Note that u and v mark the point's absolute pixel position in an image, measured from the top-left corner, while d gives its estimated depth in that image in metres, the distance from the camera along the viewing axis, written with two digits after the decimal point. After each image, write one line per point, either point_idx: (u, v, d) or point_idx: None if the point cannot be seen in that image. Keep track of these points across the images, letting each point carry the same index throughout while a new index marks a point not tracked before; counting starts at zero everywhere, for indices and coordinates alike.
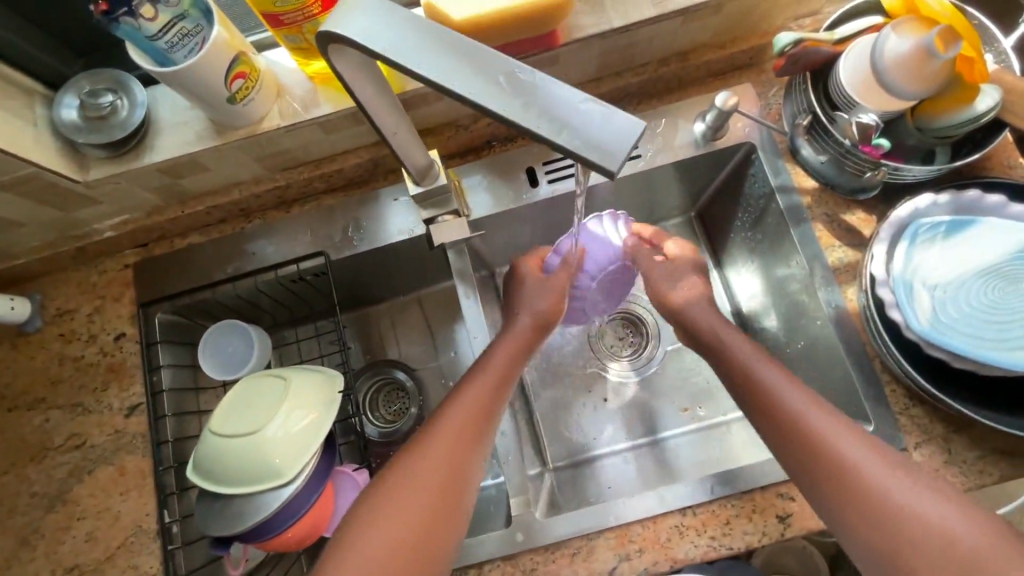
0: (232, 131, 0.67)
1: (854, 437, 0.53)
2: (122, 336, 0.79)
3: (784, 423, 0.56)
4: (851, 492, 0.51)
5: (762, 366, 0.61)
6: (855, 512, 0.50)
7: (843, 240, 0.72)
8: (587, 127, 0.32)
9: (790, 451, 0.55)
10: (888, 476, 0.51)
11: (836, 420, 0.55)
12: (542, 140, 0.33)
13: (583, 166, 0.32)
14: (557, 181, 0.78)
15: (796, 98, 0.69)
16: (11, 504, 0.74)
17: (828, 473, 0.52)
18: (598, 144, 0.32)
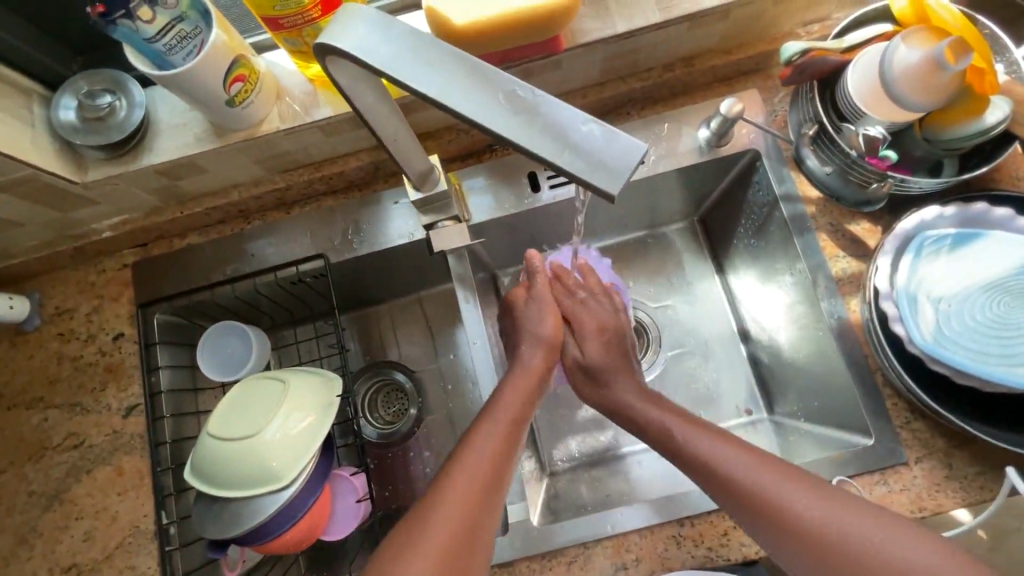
0: (232, 133, 0.67)
1: (797, 486, 0.52)
2: (120, 337, 0.78)
3: (734, 485, 0.55)
4: (812, 549, 0.49)
5: (693, 433, 0.61)
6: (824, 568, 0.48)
7: (848, 250, 0.71)
8: (590, 147, 0.31)
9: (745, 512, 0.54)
10: (845, 528, 0.48)
11: (780, 474, 0.53)
12: (543, 161, 0.32)
13: (585, 188, 0.32)
14: (559, 186, 0.77)
15: (802, 106, 0.68)
16: (9, 503, 0.74)
17: (790, 534, 0.50)
18: (601, 167, 0.31)
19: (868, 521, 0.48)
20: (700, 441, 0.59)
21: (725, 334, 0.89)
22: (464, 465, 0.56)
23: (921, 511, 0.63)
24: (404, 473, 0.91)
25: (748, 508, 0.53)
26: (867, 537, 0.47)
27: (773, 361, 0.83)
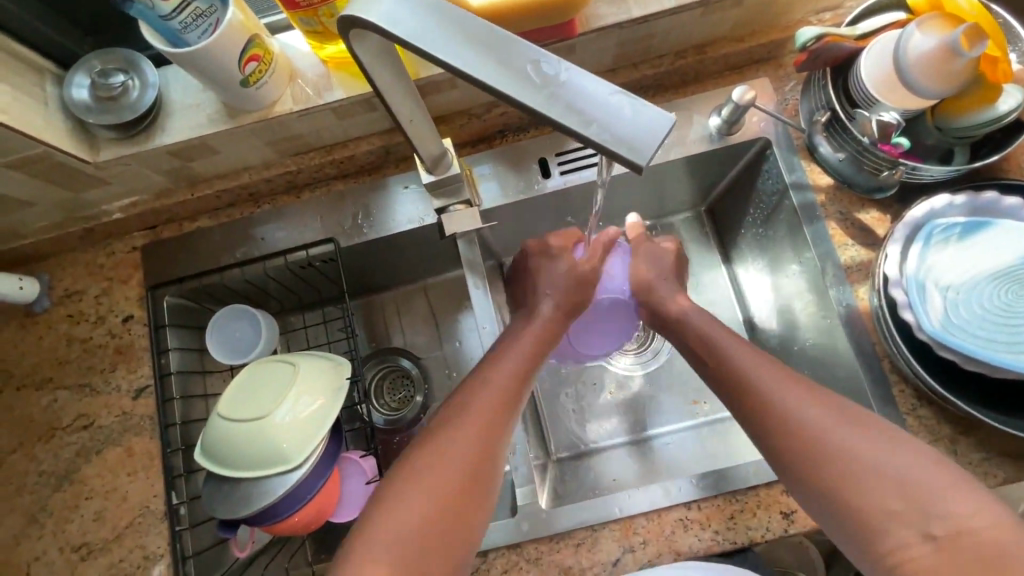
0: (244, 114, 0.67)
1: (839, 420, 0.53)
2: (130, 319, 0.79)
3: (745, 392, 0.58)
4: (804, 451, 0.52)
5: (742, 361, 0.60)
6: (813, 470, 0.52)
7: (857, 239, 0.71)
8: (617, 120, 0.32)
9: (749, 416, 0.57)
10: (840, 432, 0.52)
11: (797, 391, 0.56)
12: (569, 133, 0.33)
13: (610, 161, 0.32)
14: (570, 172, 0.77)
15: (813, 93, 0.69)
16: (19, 482, 0.75)
17: (785, 439, 0.54)
18: (629, 140, 0.31)
19: (863, 427, 0.52)
20: (729, 355, 0.62)
21: (731, 323, 0.89)
22: (452, 426, 0.57)
23: None
24: None
25: (752, 414, 0.57)
26: (859, 445, 0.50)
27: (779, 350, 0.83)
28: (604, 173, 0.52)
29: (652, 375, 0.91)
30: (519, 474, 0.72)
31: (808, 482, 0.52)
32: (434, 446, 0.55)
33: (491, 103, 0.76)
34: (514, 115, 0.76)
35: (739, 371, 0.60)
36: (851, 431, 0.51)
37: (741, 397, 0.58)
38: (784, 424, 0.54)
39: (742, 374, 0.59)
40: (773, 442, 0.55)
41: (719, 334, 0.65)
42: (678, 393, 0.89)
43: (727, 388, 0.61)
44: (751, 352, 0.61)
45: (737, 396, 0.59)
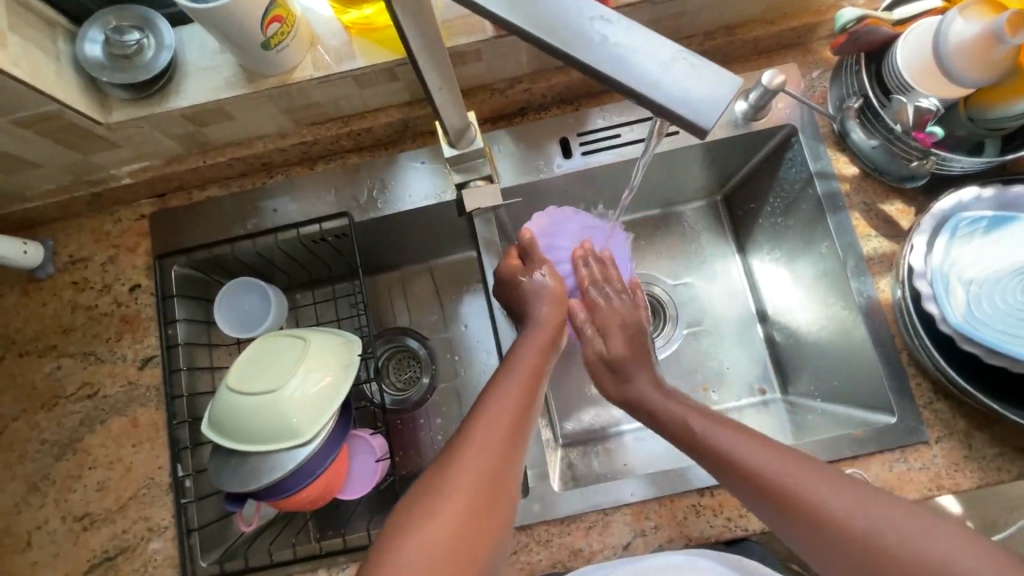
0: (264, 79, 0.65)
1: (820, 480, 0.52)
2: (137, 288, 0.77)
3: (751, 480, 0.55)
4: (819, 532, 0.50)
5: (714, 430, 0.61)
6: (835, 550, 0.49)
7: (881, 230, 0.71)
8: (679, 80, 0.31)
9: (759, 501, 0.54)
10: (866, 518, 0.49)
11: (773, 453, 0.55)
12: (628, 94, 0.32)
13: (671, 123, 0.32)
14: (591, 153, 0.76)
15: (845, 80, 0.68)
16: (21, 450, 0.73)
17: (802, 522, 0.51)
18: (692, 99, 0.31)
19: (862, 497, 0.50)
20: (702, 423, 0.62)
21: (743, 314, 0.89)
22: (448, 481, 0.52)
23: (939, 489, 0.63)
24: (415, 438, 0.91)
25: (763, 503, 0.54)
26: (882, 524, 0.48)
27: (792, 341, 0.83)
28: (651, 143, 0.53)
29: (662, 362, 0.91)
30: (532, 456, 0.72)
31: (829, 561, 0.50)
32: (429, 505, 0.51)
33: (514, 78, 0.74)
34: (537, 92, 0.74)
35: (741, 459, 0.56)
36: (871, 511, 0.49)
37: (744, 482, 0.55)
38: (796, 508, 0.51)
39: (744, 462, 0.56)
40: (786, 530, 0.52)
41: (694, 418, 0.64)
42: None
43: (728, 474, 0.57)
44: (719, 420, 0.62)
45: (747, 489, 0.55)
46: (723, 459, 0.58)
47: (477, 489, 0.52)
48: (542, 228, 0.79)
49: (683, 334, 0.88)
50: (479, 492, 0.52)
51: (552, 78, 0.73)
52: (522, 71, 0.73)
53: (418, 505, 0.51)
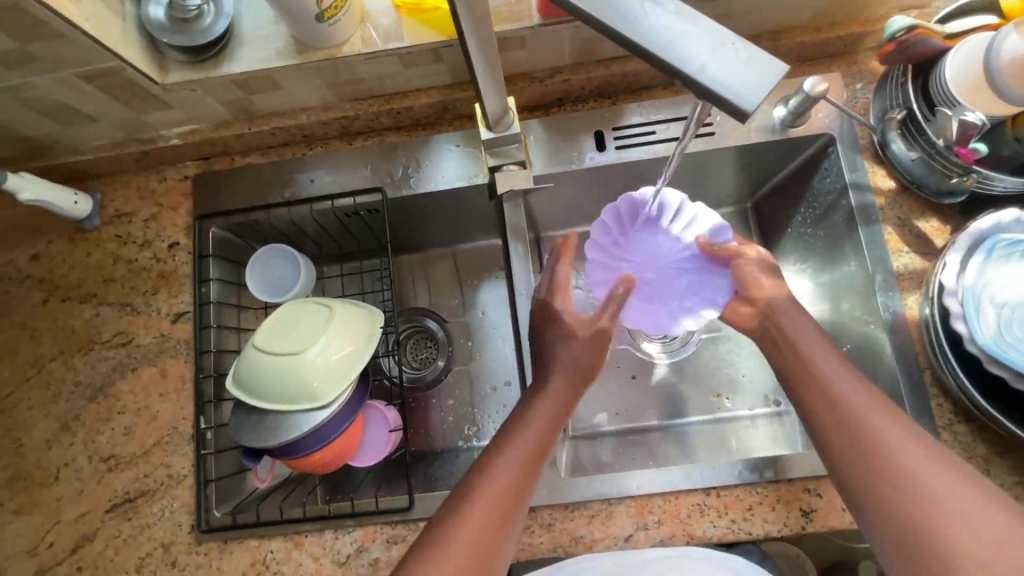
0: (313, 51, 0.67)
1: (914, 441, 0.51)
2: (176, 245, 0.80)
3: (851, 429, 0.53)
4: (892, 487, 0.50)
5: (822, 359, 0.59)
6: (904, 527, 0.48)
7: (913, 246, 0.70)
8: (729, 63, 0.32)
9: (834, 435, 0.54)
10: (943, 487, 0.48)
11: (877, 405, 0.54)
12: (677, 74, 0.32)
13: (719, 105, 0.32)
14: (625, 148, 0.76)
15: (890, 91, 0.67)
16: (56, 390, 0.77)
17: (889, 488, 0.50)
18: (739, 82, 0.31)
19: (950, 471, 0.49)
20: (811, 347, 0.60)
21: None
22: (486, 477, 0.56)
23: None
24: (426, 417, 0.93)
25: (847, 458, 0.53)
26: (952, 498, 0.48)
27: None
28: (683, 145, 0.53)
29: (677, 365, 0.92)
30: None
31: (891, 539, 0.49)
32: (470, 496, 0.55)
33: (556, 68, 0.75)
34: (576, 83, 0.75)
35: (850, 409, 0.54)
36: (949, 484, 0.48)
37: (829, 417, 0.55)
38: (886, 470, 0.50)
39: (849, 409, 0.54)
40: (856, 492, 0.52)
41: (801, 330, 0.62)
42: (701, 386, 0.90)
43: (831, 419, 0.55)
44: (831, 348, 0.60)
45: (838, 426, 0.54)
46: (827, 400, 0.56)
47: (494, 513, 0.54)
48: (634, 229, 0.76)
49: (702, 338, 0.93)
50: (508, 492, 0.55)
51: (593, 70, 0.74)
52: (564, 61, 0.74)
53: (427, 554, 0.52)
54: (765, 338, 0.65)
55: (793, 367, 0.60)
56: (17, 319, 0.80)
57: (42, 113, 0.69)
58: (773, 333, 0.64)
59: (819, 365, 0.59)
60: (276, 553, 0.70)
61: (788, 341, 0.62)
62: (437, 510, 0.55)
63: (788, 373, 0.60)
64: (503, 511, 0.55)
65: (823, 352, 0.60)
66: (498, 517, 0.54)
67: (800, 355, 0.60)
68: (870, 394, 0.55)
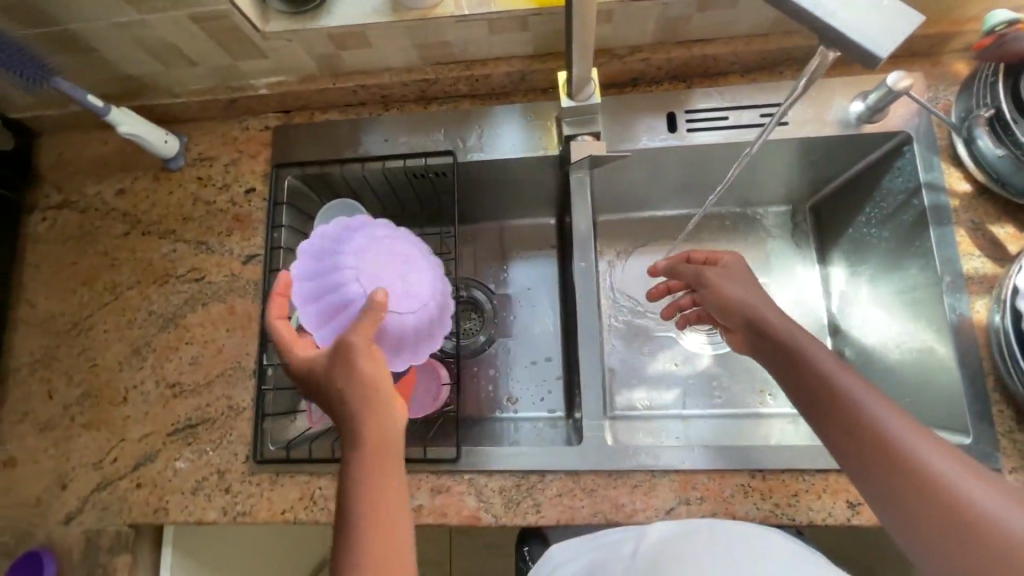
0: (407, 11, 0.69)
1: (918, 432, 0.52)
2: (252, 192, 0.84)
3: (864, 434, 0.54)
4: (905, 478, 0.51)
5: (818, 352, 0.60)
6: (930, 528, 0.49)
7: (985, 250, 0.69)
8: (863, 16, 0.37)
9: (838, 431, 0.56)
10: (952, 472, 0.50)
11: (876, 397, 0.55)
12: (815, 22, 0.38)
13: (852, 53, 0.37)
14: (695, 131, 0.77)
15: (978, 91, 0.66)
16: (131, 316, 0.82)
17: (909, 489, 0.50)
18: (872, 32, 0.37)
19: (953, 459, 0.50)
20: (806, 343, 0.61)
21: (816, 324, 0.88)
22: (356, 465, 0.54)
23: None
24: (468, 386, 0.93)
25: (866, 458, 0.53)
26: (963, 486, 0.49)
27: (861, 359, 0.82)
28: (782, 111, 0.57)
29: (721, 356, 0.92)
30: (592, 407, 0.73)
31: (915, 534, 0.50)
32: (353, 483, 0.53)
33: (635, 47, 0.76)
34: (654, 63, 0.76)
35: (865, 415, 0.54)
36: (955, 471, 0.50)
37: (830, 413, 0.57)
38: (907, 472, 0.51)
39: (851, 403, 0.55)
40: (871, 483, 0.53)
41: (798, 333, 0.63)
42: (745, 378, 0.90)
43: (842, 425, 0.55)
44: (823, 345, 0.61)
45: (839, 420, 0.56)
46: (837, 407, 0.56)
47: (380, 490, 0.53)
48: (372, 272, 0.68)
49: None
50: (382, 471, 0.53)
51: (672, 52, 0.75)
52: (645, 40, 0.75)
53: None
54: (763, 344, 0.65)
55: (801, 376, 0.60)
56: (100, 248, 0.85)
57: (149, 52, 0.74)
58: (761, 324, 0.65)
59: (830, 372, 0.58)
60: (325, 490, 0.73)
61: (790, 337, 0.63)
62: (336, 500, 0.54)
63: (792, 378, 0.61)
64: (379, 509, 0.52)
65: (819, 348, 0.61)
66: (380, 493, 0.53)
67: (806, 364, 0.60)
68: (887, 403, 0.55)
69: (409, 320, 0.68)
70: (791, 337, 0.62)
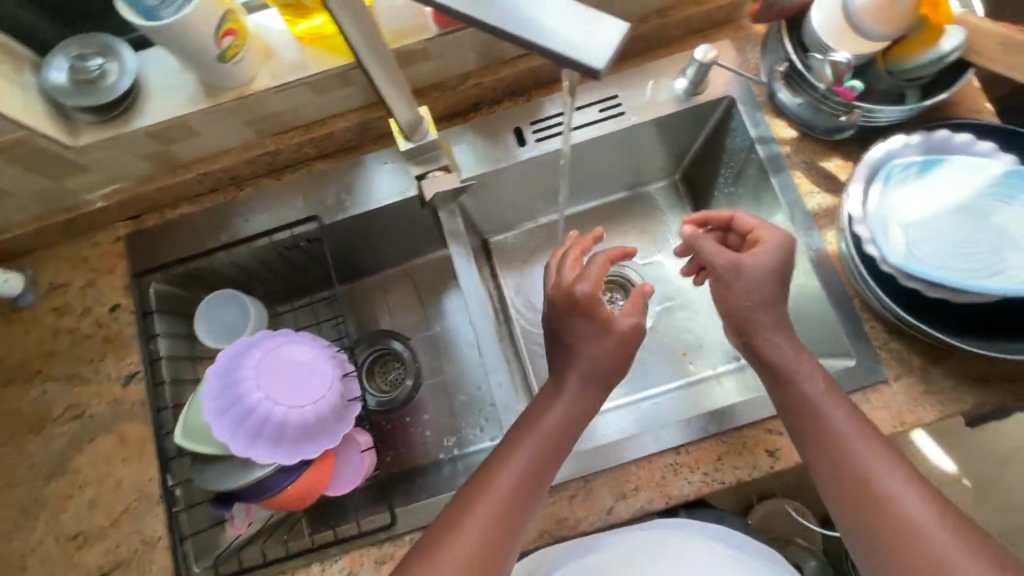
0: (222, 93, 0.68)
1: (883, 460, 0.58)
2: (117, 308, 0.79)
3: (830, 455, 0.59)
4: (863, 502, 0.57)
5: (795, 362, 0.64)
6: (881, 548, 0.55)
7: (822, 186, 0.75)
8: (572, 34, 0.38)
9: (811, 450, 0.61)
10: (905, 500, 0.55)
11: (850, 419, 0.60)
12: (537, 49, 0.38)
13: (578, 73, 0.38)
14: (545, 139, 0.80)
15: (773, 49, 0.72)
16: (10, 476, 0.74)
17: (862, 507, 0.57)
18: (589, 47, 0.38)
19: (909, 489, 0.56)
20: (782, 351, 0.65)
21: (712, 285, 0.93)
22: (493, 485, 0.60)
23: (902, 425, 0.67)
24: (406, 438, 0.93)
25: (831, 480, 0.59)
26: (913, 515, 0.55)
27: None
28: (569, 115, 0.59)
29: None
30: None
31: (866, 550, 0.56)
32: (474, 501, 0.60)
33: (465, 75, 0.78)
34: (487, 86, 0.78)
35: (836, 440, 0.59)
36: (911, 503, 0.55)
37: (806, 435, 0.61)
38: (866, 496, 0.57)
39: (824, 424, 0.60)
40: (834, 500, 0.59)
41: (777, 332, 0.65)
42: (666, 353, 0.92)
43: (811, 445, 0.61)
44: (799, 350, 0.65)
45: (813, 443, 0.61)
46: (814, 430, 0.61)
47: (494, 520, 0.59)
48: (268, 381, 0.70)
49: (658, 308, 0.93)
50: (508, 504, 0.60)
51: (501, 71, 0.78)
52: (471, 66, 0.77)
53: (436, 546, 0.58)
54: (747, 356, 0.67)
55: (782, 392, 0.64)
56: None
57: None
58: (743, 321, 0.66)
59: (806, 392, 0.62)
60: None
61: (762, 340, 0.66)
62: (434, 523, 0.60)
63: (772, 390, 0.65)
64: (488, 545, 0.58)
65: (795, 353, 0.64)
66: (497, 527, 0.58)
67: (785, 381, 0.64)
68: (860, 425, 0.60)
69: (308, 412, 0.69)
70: (779, 359, 0.64)
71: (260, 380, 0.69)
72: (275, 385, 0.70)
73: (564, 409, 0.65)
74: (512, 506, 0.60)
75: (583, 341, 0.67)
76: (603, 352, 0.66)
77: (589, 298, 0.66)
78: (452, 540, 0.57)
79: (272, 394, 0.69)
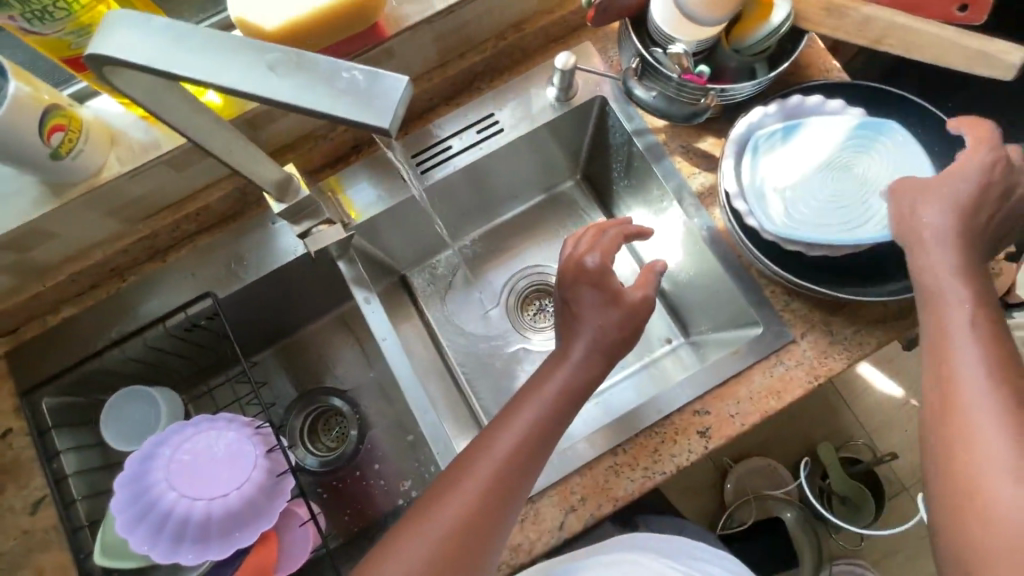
0: (72, 187, 0.64)
1: (997, 391, 0.51)
2: (9, 432, 0.72)
3: (940, 364, 0.54)
4: (949, 422, 0.52)
5: (945, 257, 0.57)
6: (950, 477, 0.50)
7: (702, 165, 0.77)
8: (360, 93, 0.36)
9: (930, 353, 0.55)
10: (997, 436, 0.49)
11: (984, 336, 0.53)
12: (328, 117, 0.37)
13: (364, 130, 0.36)
14: (432, 169, 0.80)
15: (627, 45, 0.74)
16: None
17: (950, 429, 0.51)
18: (374, 104, 0.36)
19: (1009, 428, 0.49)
20: (942, 249, 0.58)
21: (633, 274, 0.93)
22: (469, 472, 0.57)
23: (817, 379, 0.69)
24: (360, 493, 0.88)
25: (934, 389, 0.54)
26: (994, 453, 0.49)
27: (677, 288, 0.87)
28: None
29: None
30: None
31: (933, 474, 0.52)
32: (450, 492, 0.56)
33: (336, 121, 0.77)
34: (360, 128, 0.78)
35: (954, 352, 0.54)
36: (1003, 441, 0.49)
37: (936, 338, 0.56)
38: (952, 417, 0.52)
39: (947, 330, 0.55)
40: (927, 415, 0.54)
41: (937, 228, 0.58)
42: None
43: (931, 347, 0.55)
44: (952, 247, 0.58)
45: (936, 347, 0.55)
46: (941, 332, 0.55)
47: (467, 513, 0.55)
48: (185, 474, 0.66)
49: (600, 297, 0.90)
50: (488, 490, 0.56)
51: None
52: None
53: (399, 536, 0.55)
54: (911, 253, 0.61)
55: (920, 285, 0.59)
56: None
57: None
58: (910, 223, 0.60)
59: (945, 293, 0.56)
60: None
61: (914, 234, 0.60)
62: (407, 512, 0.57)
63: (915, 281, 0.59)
64: (455, 541, 0.54)
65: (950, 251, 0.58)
66: (469, 522, 0.55)
67: (926, 273, 0.58)
68: (993, 352, 0.53)
69: (234, 498, 0.66)
70: (926, 259, 0.58)
71: (174, 477, 0.66)
72: (192, 477, 0.66)
73: (554, 382, 0.62)
74: (490, 495, 0.56)
75: (592, 313, 0.64)
76: (613, 325, 0.64)
77: (598, 268, 0.65)
78: (412, 541, 0.54)
79: (189, 489, 0.65)
